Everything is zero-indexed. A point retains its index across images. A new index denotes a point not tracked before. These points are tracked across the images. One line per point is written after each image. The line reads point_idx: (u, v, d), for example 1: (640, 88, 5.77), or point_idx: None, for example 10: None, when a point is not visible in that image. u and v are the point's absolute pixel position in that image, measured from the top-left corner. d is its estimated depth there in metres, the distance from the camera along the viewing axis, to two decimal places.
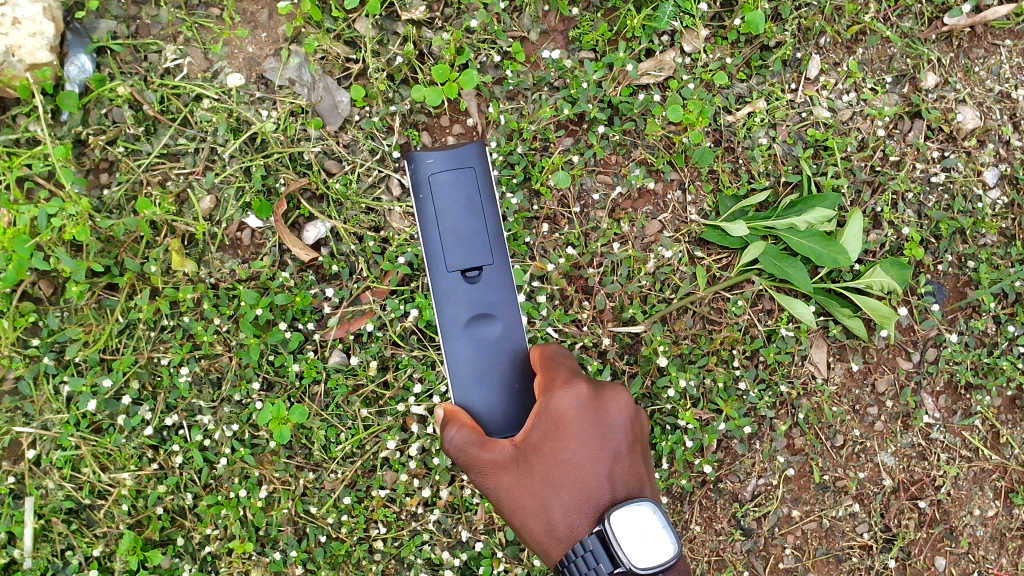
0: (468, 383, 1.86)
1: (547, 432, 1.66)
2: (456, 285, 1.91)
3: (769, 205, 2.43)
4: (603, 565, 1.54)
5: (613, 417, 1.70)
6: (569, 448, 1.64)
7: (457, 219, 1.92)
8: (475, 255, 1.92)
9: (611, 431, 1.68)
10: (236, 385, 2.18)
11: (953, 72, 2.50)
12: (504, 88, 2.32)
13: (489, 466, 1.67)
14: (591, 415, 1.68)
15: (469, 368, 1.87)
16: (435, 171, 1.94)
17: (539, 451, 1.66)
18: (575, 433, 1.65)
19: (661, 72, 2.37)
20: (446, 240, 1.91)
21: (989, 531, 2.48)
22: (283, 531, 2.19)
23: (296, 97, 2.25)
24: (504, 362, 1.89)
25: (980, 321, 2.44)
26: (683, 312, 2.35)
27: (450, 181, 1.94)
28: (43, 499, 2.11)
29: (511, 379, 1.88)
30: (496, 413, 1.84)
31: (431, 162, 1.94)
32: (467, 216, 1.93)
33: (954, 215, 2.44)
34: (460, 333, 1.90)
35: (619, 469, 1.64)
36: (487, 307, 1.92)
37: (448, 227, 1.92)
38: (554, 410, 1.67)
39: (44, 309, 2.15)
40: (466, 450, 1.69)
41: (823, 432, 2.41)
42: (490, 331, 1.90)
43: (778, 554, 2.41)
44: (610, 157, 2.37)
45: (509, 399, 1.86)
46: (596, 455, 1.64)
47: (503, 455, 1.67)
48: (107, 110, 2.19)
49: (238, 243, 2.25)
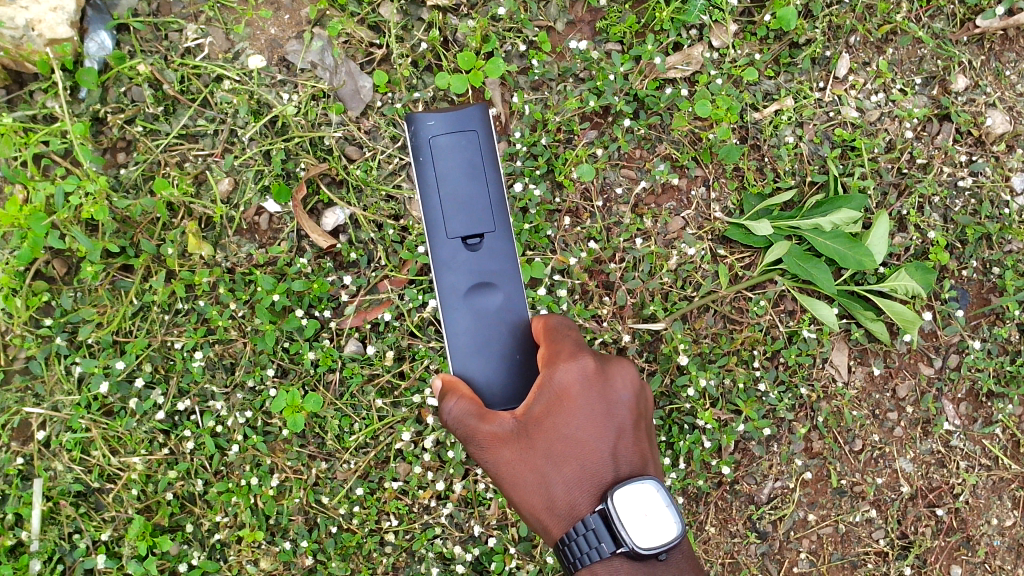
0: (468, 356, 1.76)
1: (548, 405, 1.62)
2: (457, 253, 1.79)
3: (793, 205, 2.39)
4: (605, 545, 1.49)
5: (617, 392, 1.64)
6: (571, 423, 1.59)
7: (458, 185, 1.81)
8: (476, 222, 1.80)
9: (615, 407, 1.62)
10: (249, 371, 2.15)
11: (984, 75, 2.46)
12: (528, 78, 2.29)
13: (488, 438, 1.63)
14: (595, 388, 1.62)
15: (472, 339, 1.77)
16: (436, 136, 1.82)
17: (538, 424, 1.61)
18: (578, 407, 1.60)
19: (688, 66, 2.34)
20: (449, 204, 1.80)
21: (1006, 541, 2.45)
22: (293, 521, 2.15)
23: (318, 81, 2.22)
24: (505, 332, 1.79)
25: (1004, 328, 2.40)
26: (704, 311, 2.32)
27: (451, 146, 1.82)
28: (51, 482, 2.08)
29: (512, 351, 1.78)
30: (496, 387, 1.75)
31: (435, 127, 1.82)
32: (470, 182, 1.81)
33: (980, 220, 2.41)
34: (461, 299, 1.79)
35: (622, 446, 1.60)
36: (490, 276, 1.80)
37: (450, 190, 1.80)
38: (556, 383, 1.62)
39: (57, 289, 2.12)
40: (465, 422, 1.64)
41: (842, 436, 2.36)
42: (491, 300, 1.79)
43: (793, 558, 2.37)
44: (634, 151, 2.34)
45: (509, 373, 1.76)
46: (600, 432, 1.59)
47: (503, 428, 1.63)
48: (126, 88, 2.16)
49: (256, 228, 2.22)
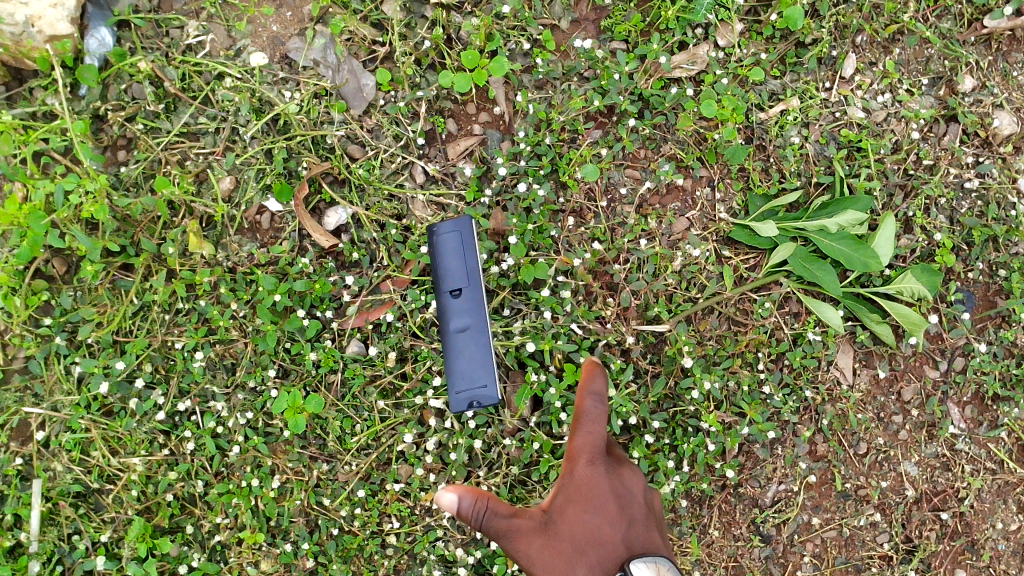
0: (456, 352, 2.01)
1: (569, 498, 1.51)
2: (453, 266, 2.02)
3: (799, 206, 2.37)
4: None
5: (630, 497, 1.55)
6: (590, 511, 1.47)
7: (458, 249, 2.03)
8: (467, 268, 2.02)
9: (628, 499, 1.53)
10: (250, 372, 2.13)
11: (991, 75, 2.44)
12: (532, 76, 2.27)
13: (509, 535, 1.49)
14: (612, 489, 1.53)
15: (460, 339, 2.00)
16: (442, 251, 2.04)
17: (564, 514, 1.49)
18: (597, 498, 1.49)
19: (693, 65, 2.32)
20: (449, 255, 2.03)
21: (1011, 545, 2.42)
22: (294, 522, 2.13)
23: (320, 79, 2.20)
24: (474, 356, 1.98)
25: (1010, 331, 2.38)
26: (709, 312, 2.30)
27: (452, 257, 2.03)
28: (50, 482, 2.06)
29: (477, 374, 1.98)
30: (478, 382, 1.97)
31: (444, 233, 2.04)
32: (468, 257, 2.02)
33: (987, 222, 2.39)
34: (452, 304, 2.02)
35: (638, 537, 1.47)
36: (479, 286, 2.01)
37: (451, 244, 2.03)
38: (574, 478, 1.52)
39: (56, 288, 2.10)
40: (489, 522, 1.49)
41: (847, 439, 2.35)
42: (467, 329, 2.00)
43: (796, 561, 2.35)
44: (639, 151, 2.32)
45: (490, 372, 1.98)
46: (618, 519, 1.47)
47: (525, 523, 1.50)
48: (127, 85, 2.14)
49: (257, 227, 2.20)
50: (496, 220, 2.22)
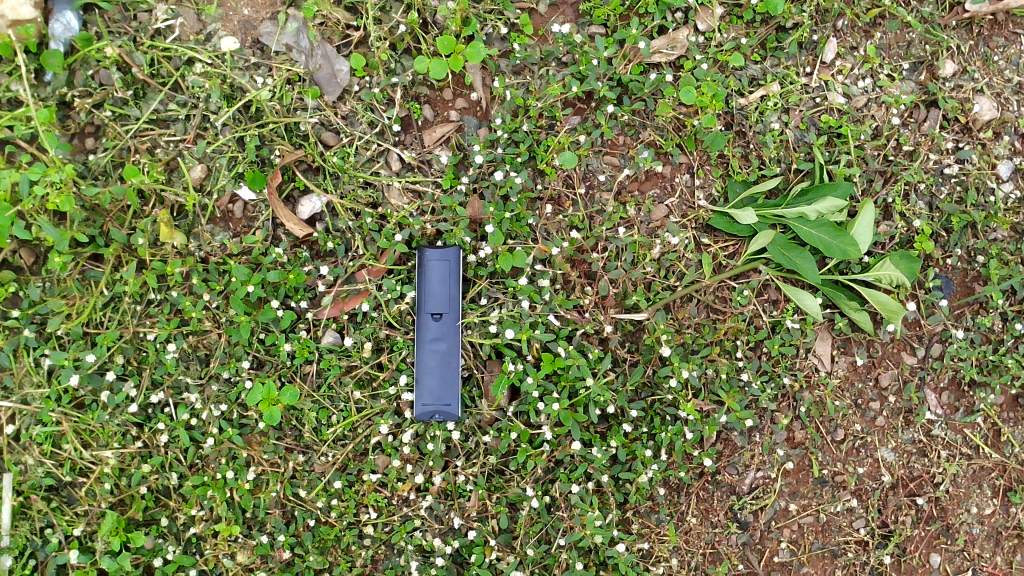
0: (426, 370, 2.13)
1: None
2: (436, 292, 2.13)
3: (778, 192, 2.35)
4: None
5: None
6: None
7: (445, 280, 2.13)
8: (448, 297, 2.13)
9: None
10: (224, 363, 2.10)
11: (972, 60, 2.43)
12: (510, 62, 2.24)
13: None
14: None
15: (433, 358, 2.13)
16: (428, 277, 2.13)
17: None
18: None
19: (672, 51, 2.29)
20: (434, 283, 2.13)
21: (985, 529, 2.42)
22: (271, 514, 2.11)
23: (293, 64, 2.16)
24: (442, 376, 2.13)
25: (987, 317, 2.39)
26: (688, 300, 2.29)
27: (437, 284, 2.13)
28: (21, 476, 2.04)
29: (442, 393, 2.12)
30: (445, 399, 2.12)
31: (432, 260, 2.13)
32: (453, 288, 2.14)
33: (965, 209, 2.39)
34: (429, 324, 2.14)
35: None
36: (458, 313, 2.15)
37: (438, 275, 2.13)
38: None
39: (24, 279, 2.06)
40: None
41: (824, 426, 2.35)
42: (439, 351, 2.13)
43: (773, 547, 2.34)
44: (617, 137, 2.30)
45: (457, 392, 2.13)
46: None
47: None
48: (93, 71, 2.09)
49: (230, 216, 2.17)
50: (472, 208, 2.21)
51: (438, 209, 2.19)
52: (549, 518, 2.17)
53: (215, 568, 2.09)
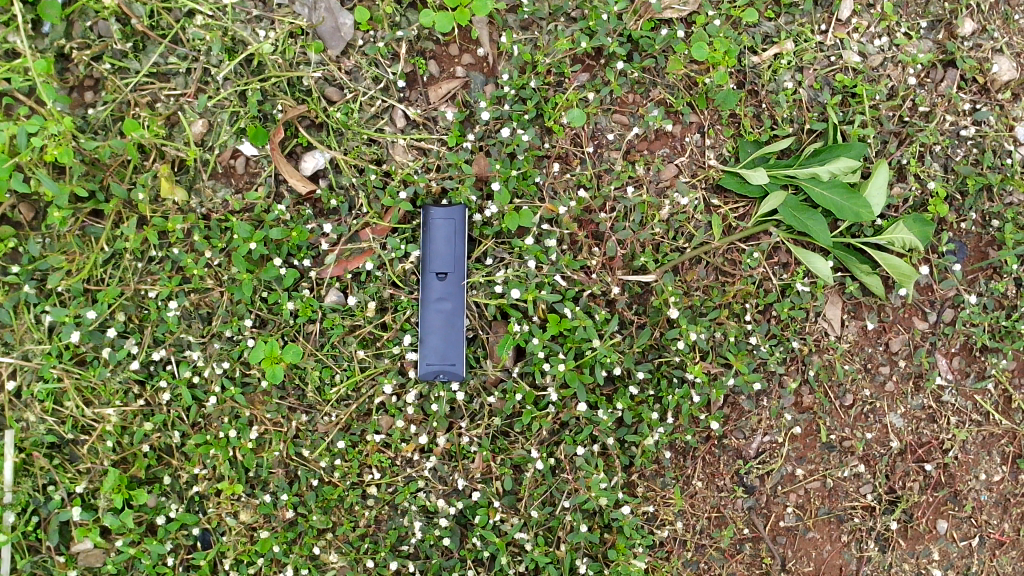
0: (429, 329, 2.11)
1: None
2: (441, 251, 2.10)
3: (790, 153, 2.30)
4: None
5: None
6: None
7: (450, 240, 2.10)
8: (451, 258, 2.11)
9: None
10: (227, 321, 2.08)
11: (992, 19, 2.36)
12: (517, 17, 2.19)
13: None
14: None
15: (436, 318, 2.11)
16: (433, 236, 2.10)
17: None
18: None
19: (684, 6, 2.25)
20: (439, 242, 2.10)
21: (994, 496, 2.39)
22: (273, 473, 2.09)
23: (296, 17, 2.11)
24: (445, 335, 2.11)
25: (1001, 282, 2.34)
26: (696, 262, 2.26)
27: (442, 243, 2.10)
28: (23, 433, 2.02)
29: (445, 351, 2.10)
30: (449, 359, 2.10)
31: (438, 218, 2.10)
32: (458, 248, 2.11)
33: (982, 171, 2.34)
34: (433, 284, 2.11)
35: None
36: (464, 272, 2.12)
37: (443, 235, 2.10)
38: None
39: (24, 234, 2.04)
40: None
41: (832, 391, 2.32)
42: (444, 312, 2.11)
43: (779, 512, 2.32)
44: (627, 95, 2.25)
45: (462, 351, 2.11)
46: None
47: None
48: (92, 22, 2.06)
49: (231, 171, 2.14)
50: (479, 165, 2.17)
51: (443, 166, 2.15)
52: (555, 480, 2.15)
53: (218, 526, 2.08)
